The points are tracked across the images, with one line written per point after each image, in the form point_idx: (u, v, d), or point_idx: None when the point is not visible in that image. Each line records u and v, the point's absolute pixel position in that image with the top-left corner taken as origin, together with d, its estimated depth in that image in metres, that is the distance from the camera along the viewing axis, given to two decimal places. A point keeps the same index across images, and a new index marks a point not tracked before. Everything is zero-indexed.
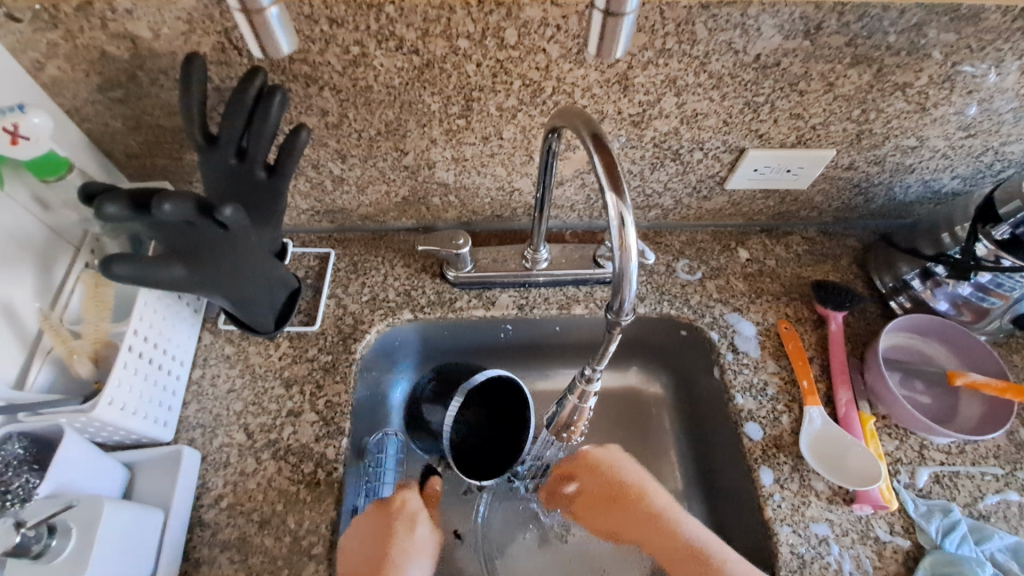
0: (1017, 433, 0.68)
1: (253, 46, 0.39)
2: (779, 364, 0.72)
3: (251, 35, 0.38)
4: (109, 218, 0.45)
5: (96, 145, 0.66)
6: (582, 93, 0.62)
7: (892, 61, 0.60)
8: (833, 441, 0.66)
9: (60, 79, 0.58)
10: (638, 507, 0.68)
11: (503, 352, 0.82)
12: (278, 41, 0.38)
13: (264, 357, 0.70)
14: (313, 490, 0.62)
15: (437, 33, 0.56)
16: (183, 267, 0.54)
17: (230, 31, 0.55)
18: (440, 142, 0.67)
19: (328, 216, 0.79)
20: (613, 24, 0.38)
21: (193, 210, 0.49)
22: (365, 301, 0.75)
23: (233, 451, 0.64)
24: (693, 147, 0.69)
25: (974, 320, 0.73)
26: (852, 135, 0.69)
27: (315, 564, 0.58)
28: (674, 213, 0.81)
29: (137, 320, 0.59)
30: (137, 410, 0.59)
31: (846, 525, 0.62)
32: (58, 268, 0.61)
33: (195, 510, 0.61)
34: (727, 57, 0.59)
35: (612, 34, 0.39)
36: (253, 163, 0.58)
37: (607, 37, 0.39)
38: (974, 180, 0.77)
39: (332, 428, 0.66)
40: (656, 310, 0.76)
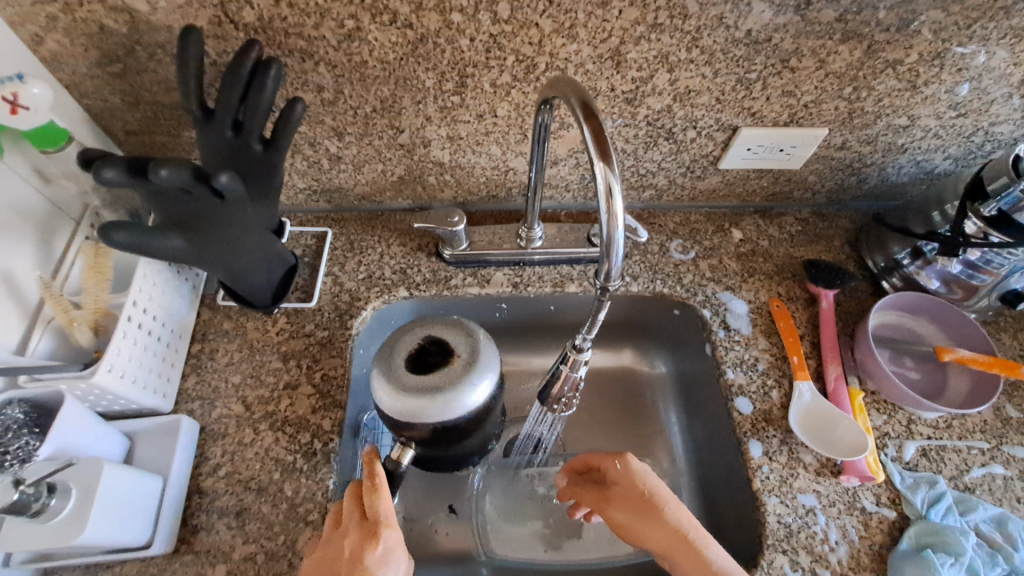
0: (1004, 409, 0.69)
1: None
2: (769, 341, 0.73)
3: None
4: (107, 182, 0.46)
5: (95, 120, 0.67)
6: (575, 69, 0.62)
7: (882, 38, 0.61)
8: (821, 414, 0.67)
9: (60, 54, 0.59)
10: (648, 522, 0.56)
11: (498, 331, 0.83)
12: None
13: (262, 332, 0.71)
14: (310, 459, 0.63)
15: (431, 7, 0.56)
16: (182, 238, 0.55)
17: (226, 5, 0.56)
18: (435, 119, 0.68)
19: (325, 196, 0.79)
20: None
21: (190, 177, 0.50)
22: (361, 279, 0.76)
23: (231, 422, 0.65)
24: (687, 126, 0.70)
25: (965, 298, 0.73)
26: (844, 114, 0.69)
27: (311, 530, 0.60)
28: (669, 194, 0.81)
29: (135, 291, 0.60)
30: (137, 379, 0.60)
31: (833, 496, 0.63)
32: (59, 241, 0.62)
33: (194, 479, 0.62)
34: (719, 32, 0.59)
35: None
36: (249, 137, 0.59)
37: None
38: (965, 161, 0.77)
39: (328, 401, 0.67)
40: (649, 289, 0.76)
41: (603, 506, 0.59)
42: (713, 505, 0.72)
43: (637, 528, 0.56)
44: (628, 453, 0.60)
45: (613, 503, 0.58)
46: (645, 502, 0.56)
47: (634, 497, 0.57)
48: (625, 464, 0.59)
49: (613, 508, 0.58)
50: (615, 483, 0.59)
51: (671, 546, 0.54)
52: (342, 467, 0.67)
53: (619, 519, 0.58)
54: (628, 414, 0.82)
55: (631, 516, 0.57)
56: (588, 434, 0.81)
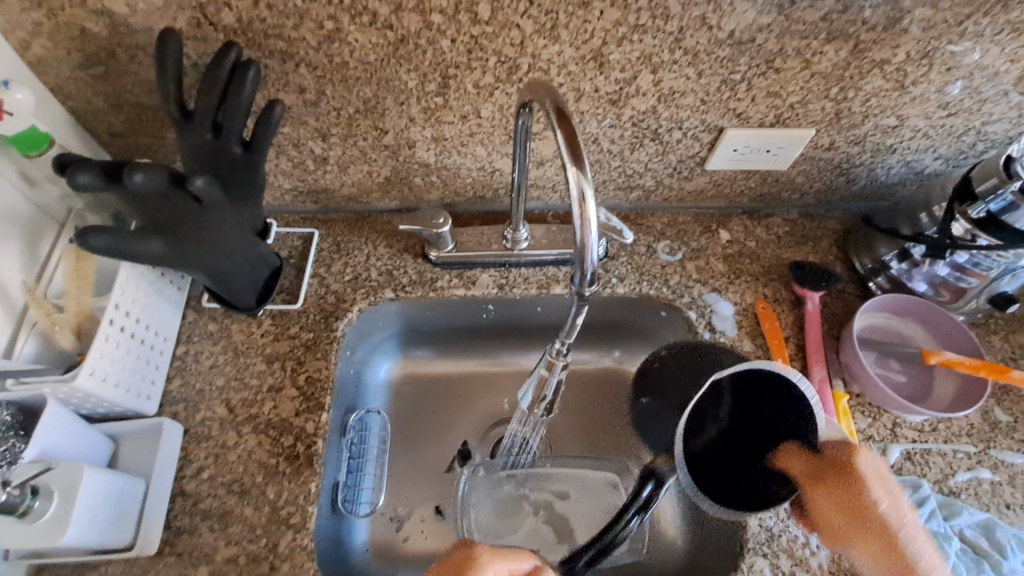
0: (992, 413, 0.69)
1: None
2: (755, 344, 0.73)
3: None
4: (83, 187, 0.46)
5: (79, 123, 0.66)
6: (558, 70, 0.62)
7: (868, 37, 0.60)
8: None
9: (43, 57, 0.59)
10: (865, 521, 0.52)
11: (485, 332, 0.83)
12: None
13: (247, 334, 0.71)
14: (293, 462, 0.64)
15: (410, 8, 0.56)
16: (163, 243, 0.55)
17: (204, 7, 0.55)
18: (419, 120, 0.68)
19: (311, 197, 0.79)
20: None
21: (166, 181, 0.49)
22: (347, 280, 0.76)
23: (215, 424, 0.66)
24: (672, 127, 0.70)
25: (952, 300, 0.73)
26: (832, 114, 0.69)
27: (293, 533, 0.60)
28: (656, 194, 0.81)
29: (118, 294, 0.60)
30: (120, 382, 0.60)
31: None
32: (44, 244, 0.62)
33: (178, 482, 0.62)
34: (702, 33, 0.59)
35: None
36: (229, 140, 0.58)
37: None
38: (956, 161, 0.77)
39: (312, 404, 0.67)
40: (635, 290, 0.76)
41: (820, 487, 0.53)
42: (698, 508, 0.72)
43: (843, 523, 0.53)
44: (839, 438, 0.54)
45: (820, 497, 0.54)
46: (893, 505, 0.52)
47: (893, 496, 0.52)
48: (858, 460, 0.53)
49: (827, 495, 0.54)
50: (867, 485, 0.52)
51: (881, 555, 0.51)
52: (327, 473, 0.67)
53: (827, 506, 0.54)
54: (614, 415, 0.82)
55: (840, 508, 0.53)
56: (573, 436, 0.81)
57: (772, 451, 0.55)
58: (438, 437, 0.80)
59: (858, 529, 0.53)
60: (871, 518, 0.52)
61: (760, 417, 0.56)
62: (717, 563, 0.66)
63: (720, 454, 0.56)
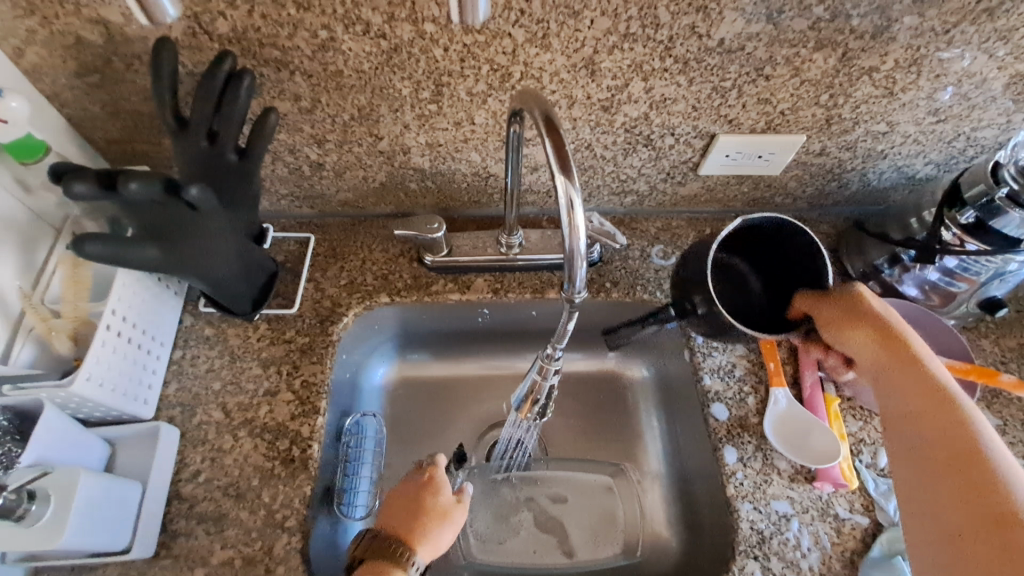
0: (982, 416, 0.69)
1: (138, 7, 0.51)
2: (747, 348, 0.73)
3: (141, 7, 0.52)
4: (78, 196, 0.47)
5: (76, 129, 0.67)
6: (550, 78, 0.63)
7: (857, 45, 0.61)
8: (796, 421, 0.67)
9: (40, 65, 0.59)
10: (873, 342, 0.59)
11: (480, 336, 0.84)
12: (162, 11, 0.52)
13: (243, 338, 0.72)
14: (288, 466, 0.64)
15: (403, 18, 0.56)
16: (158, 249, 0.56)
17: (200, 16, 0.56)
18: (413, 127, 0.68)
19: (308, 202, 0.80)
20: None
21: (161, 189, 0.50)
22: (343, 285, 0.76)
23: (211, 428, 0.66)
24: (664, 133, 0.70)
25: (942, 304, 0.73)
26: (822, 120, 0.69)
27: (288, 536, 0.61)
28: (650, 199, 0.81)
29: (115, 300, 0.60)
30: (117, 387, 0.61)
31: (807, 502, 0.64)
32: (41, 250, 0.62)
33: (174, 485, 0.63)
34: (692, 41, 0.59)
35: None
36: (224, 147, 0.59)
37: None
38: (947, 166, 0.77)
39: (308, 407, 0.68)
40: (628, 294, 0.77)
41: (844, 318, 0.60)
42: (691, 510, 0.72)
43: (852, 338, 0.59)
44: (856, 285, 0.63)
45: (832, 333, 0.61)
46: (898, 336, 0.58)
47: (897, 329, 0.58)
48: (866, 296, 0.61)
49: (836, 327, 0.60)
50: (870, 310, 0.60)
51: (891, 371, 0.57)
52: (320, 472, 0.68)
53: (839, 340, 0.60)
54: (608, 417, 0.83)
55: (849, 333, 0.60)
56: (567, 438, 0.81)
57: (788, 305, 0.64)
58: (433, 440, 0.81)
59: (864, 330, 0.59)
60: (879, 331, 0.59)
61: (772, 260, 0.65)
62: (709, 566, 0.66)
63: (773, 291, 0.65)
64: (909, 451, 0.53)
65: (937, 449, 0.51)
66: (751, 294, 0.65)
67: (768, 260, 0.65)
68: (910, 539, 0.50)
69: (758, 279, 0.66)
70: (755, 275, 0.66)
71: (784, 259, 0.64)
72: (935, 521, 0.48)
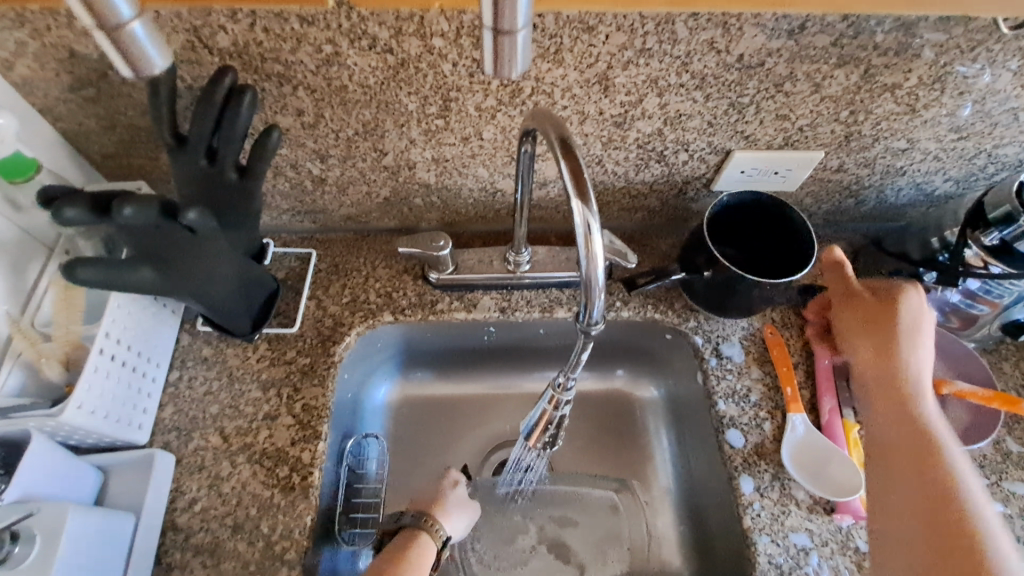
0: (1004, 442, 0.67)
1: (119, 63, 0.39)
2: (763, 370, 0.71)
3: (119, 58, 0.38)
4: (69, 221, 0.45)
5: (70, 143, 0.65)
6: (562, 93, 0.60)
7: (879, 62, 0.59)
8: (814, 450, 0.65)
9: (31, 79, 0.57)
10: (874, 329, 0.59)
11: (486, 354, 0.81)
12: (145, 58, 0.38)
13: (242, 359, 0.70)
14: (287, 494, 0.62)
15: (411, 32, 0.54)
16: (151, 271, 0.54)
17: (199, 30, 0.54)
18: (419, 142, 0.66)
19: (309, 217, 0.77)
20: (508, 43, 0.35)
21: (157, 214, 0.48)
22: (346, 303, 0.74)
23: (208, 454, 0.64)
24: (678, 149, 0.68)
25: (962, 327, 0.72)
26: (841, 136, 0.67)
27: (287, 569, 0.58)
28: (661, 215, 0.79)
29: (108, 322, 0.58)
30: (110, 413, 0.58)
31: (826, 535, 0.61)
32: (31, 270, 0.60)
33: (169, 515, 0.61)
34: (709, 57, 0.57)
35: (509, 53, 0.35)
36: (224, 165, 0.57)
37: (504, 56, 0.36)
38: (967, 183, 0.75)
39: (309, 432, 0.65)
40: (640, 314, 0.74)
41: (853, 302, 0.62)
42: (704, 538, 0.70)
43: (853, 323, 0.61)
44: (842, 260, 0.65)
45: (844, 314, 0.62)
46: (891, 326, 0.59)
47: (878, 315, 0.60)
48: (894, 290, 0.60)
49: (845, 311, 0.62)
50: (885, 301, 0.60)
51: (878, 359, 0.58)
52: (322, 499, 0.65)
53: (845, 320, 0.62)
54: (618, 439, 0.80)
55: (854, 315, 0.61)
56: (575, 460, 0.79)
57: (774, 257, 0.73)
58: (437, 462, 0.78)
59: (863, 317, 0.61)
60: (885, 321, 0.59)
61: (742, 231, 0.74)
62: None
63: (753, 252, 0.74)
64: (894, 455, 0.52)
65: (910, 473, 0.50)
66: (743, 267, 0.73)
67: (741, 237, 0.74)
68: (879, 518, 0.51)
69: (739, 253, 0.74)
70: (736, 251, 0.75)
71: (764, 228, 0.73)
72: (904, 504, 0.49)
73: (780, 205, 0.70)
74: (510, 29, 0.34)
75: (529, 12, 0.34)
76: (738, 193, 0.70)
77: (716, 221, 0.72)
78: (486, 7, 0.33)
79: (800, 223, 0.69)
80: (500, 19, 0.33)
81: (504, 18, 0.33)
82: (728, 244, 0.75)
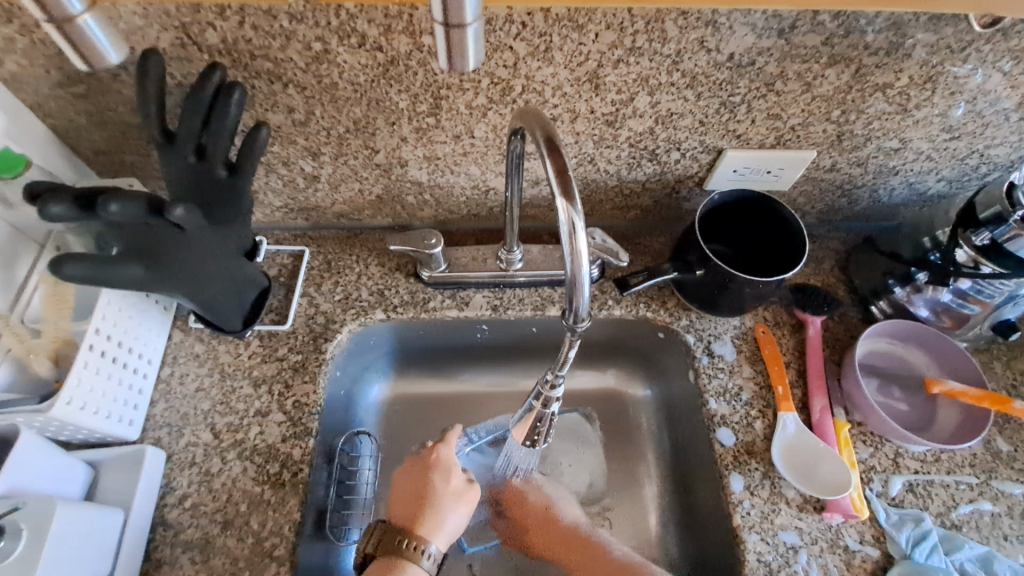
0: (994, 441, 0.67)
1: (74, 57, 0.39)
2: (754, 369, 0.71)
3: (74, 51, 0.39)
4: (55, 217, 0.45)
5: (61, 140, 0.65)
6: (552, 92, 0.60)
7: (871, 61, 0.59)
8: (804, 448, 0.65)
9: (20, 75, 0.57)
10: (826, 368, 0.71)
11: (479, 352, 0.81)
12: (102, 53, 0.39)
13: (234, 356, 0.70)
14: (278, 491, 0.62)
15: (400, 30, 0.54)
16: (141, 267, 0.53)
17: (188, 27, 0.54)
18: (411, 140, 0.66)
19: (302, 214, 0.77)
20: (459, 37, 0.35)
21: (144, 210, 0.48)
22: (338, 300, 0.74)
23: (199, 450, 0.64)
24: (670, 148, 0.68)
25: (954, 327, 0.72)
26: (833, 136, 0.67)
27: (277, 565, 0.58)
28: (654, 214, 0.79)
29: (97, 318, 0.58)
30: (100, 409, 0.59)
31: (815, 533, 0.61)
32: (21, 266, 0.60)
33: (159, 511, 0.61)
34: (700, 55, 0.57)
35: (461, 47, 0.35)
36: (213, 161, 0.57)
37: (456, 52, 0.36)
38: (960, 183, 0.75)
39: (300, 429, 0.65)
40: (632, 313, 0.74)
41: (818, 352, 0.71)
42: (695, 537, 0.70)
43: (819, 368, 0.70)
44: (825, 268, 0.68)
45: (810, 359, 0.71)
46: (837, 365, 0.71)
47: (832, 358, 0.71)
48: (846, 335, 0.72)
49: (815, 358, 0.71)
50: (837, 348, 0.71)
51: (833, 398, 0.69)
52: (313, 495, 0.65)
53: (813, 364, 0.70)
54: (611, 438, 0.79)
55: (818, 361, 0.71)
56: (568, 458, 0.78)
57: (766, 254, 0.73)
58: None
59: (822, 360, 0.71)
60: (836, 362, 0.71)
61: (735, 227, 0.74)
62: None
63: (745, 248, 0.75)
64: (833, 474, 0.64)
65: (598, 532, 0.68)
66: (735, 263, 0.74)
67: (733, 233, 0.74)
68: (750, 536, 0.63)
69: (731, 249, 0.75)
70: (729, 247, 0.75)
71: (754, 225, 0.73)
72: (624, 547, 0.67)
73: (772, 203, 0.69)
74: (460, 23, 0.34)
75: (478, 7, 0.34)
76: (727, 192, 0.70)
77: (707, 218, 0.72)
78: (434, 2, 0.33)
79: (790, 221, 0.69)
80: (449, 13, 0.34)
81: (453, 12, 0.33)
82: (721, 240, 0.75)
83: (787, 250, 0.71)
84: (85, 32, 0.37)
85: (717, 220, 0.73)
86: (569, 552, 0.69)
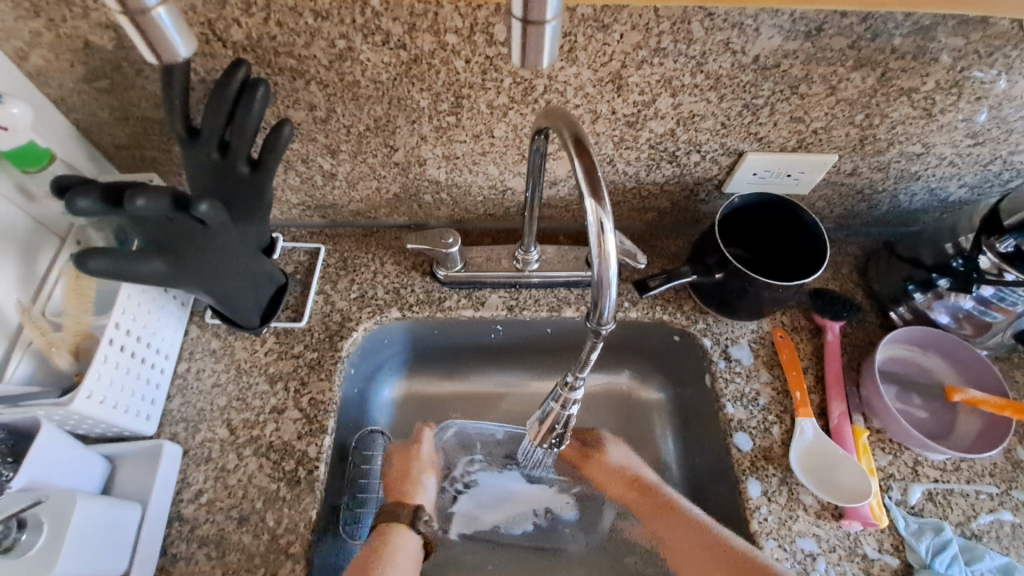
0: (1015, 451, 0.66)
1: (142, 50, 0.37)
2: (772, 374, 0.70)
3: (143, 45, 0.36)
4: (82, 212, 0.46)
5: (83, 135, 0.65)
6: (574, 92, 0.60)
7: (897, 65, 0.58)
8: (822, 455, 0.65)
9: (46, 69, 0.57)
10: (842, 372, 0.70)
11: (493, 352, 0.81)
12: (172, 44, 0.37)
13: (250, 352, 0.70)
14: (294, 488, 0.62)
15: (424, 28, 0.54)
16: (163, 262, 0.54)
17: (213, 23, 0.54)
18: (430, 139, 0.66)
19: (319, 211, 0.77)
20: (535, 34, 0.34)
21: (169, 206, 0.48)
22: (353, 298, 0.74)
23: (215, 446, 0.64)
24: (690, 150, 0.68)
25: (976, 334, 0.71)
26: (856, 140, 0.67)
27: (292, 563, 0.58)
28: (671, 216, 0.79)
29: (119, 313, 0.58)
30: (119, 403, 0.59)
31: (833, 541, 0.61)
32: (42, 260, 0.60)
33: (176, 505, 0.61)
34: (725, 57, 0.57)
35: (536, 45, 0.35)
36: (235, 159, 0.57)
37: (529, 48, 0.35)
38: (981, 189, 0.74)
39: (315, 426, 0.65)
40: (648, 315, 0.74)
41: (836, 356, 0.70)
42: None
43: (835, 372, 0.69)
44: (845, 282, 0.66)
45: (826, 361, 0.70)
46: (852, 371, 0.71)
47: (848, 365, 0.71)
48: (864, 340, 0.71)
49: (832, 361, 0.70)
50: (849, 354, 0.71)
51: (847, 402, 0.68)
52: (327, 492, 0.65)
53: (830, 368, 0.70)
54: (626, 442, 0.79)
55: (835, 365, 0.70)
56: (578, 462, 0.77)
57: (784, 256, 0.73)
58: None
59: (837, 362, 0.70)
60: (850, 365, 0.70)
61: (752, 232, 0.73)
62: None
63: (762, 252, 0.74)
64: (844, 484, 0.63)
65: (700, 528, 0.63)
66: (754, 268, 0.73)
67: (750, 237, 0.74)
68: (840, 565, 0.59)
69: (749, 253, 0.74)
70: (746, 251, 0.74)
71: (772, 227, 0.72)
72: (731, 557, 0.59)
73: (790, 204, 0.69)
74: (539, 20, 0.34)
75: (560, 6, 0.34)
76: (747, 193, 0.70)
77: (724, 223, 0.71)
78: None
79: (809, 222, 0.69)
80: (529, 11, 0.33)
81: (533, 7, 0.33)
82: (737, 243, 0.74)
83: (807, 252, 0.70)
84: (159, 26, 0.35)
85: (733, 225, 0.72)
86: (650, 514, 0.68)
